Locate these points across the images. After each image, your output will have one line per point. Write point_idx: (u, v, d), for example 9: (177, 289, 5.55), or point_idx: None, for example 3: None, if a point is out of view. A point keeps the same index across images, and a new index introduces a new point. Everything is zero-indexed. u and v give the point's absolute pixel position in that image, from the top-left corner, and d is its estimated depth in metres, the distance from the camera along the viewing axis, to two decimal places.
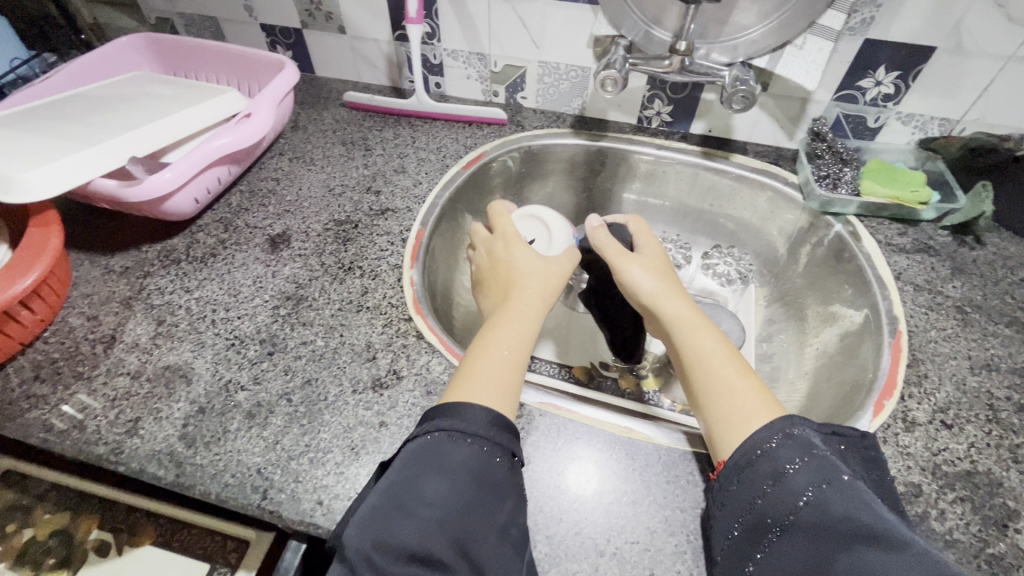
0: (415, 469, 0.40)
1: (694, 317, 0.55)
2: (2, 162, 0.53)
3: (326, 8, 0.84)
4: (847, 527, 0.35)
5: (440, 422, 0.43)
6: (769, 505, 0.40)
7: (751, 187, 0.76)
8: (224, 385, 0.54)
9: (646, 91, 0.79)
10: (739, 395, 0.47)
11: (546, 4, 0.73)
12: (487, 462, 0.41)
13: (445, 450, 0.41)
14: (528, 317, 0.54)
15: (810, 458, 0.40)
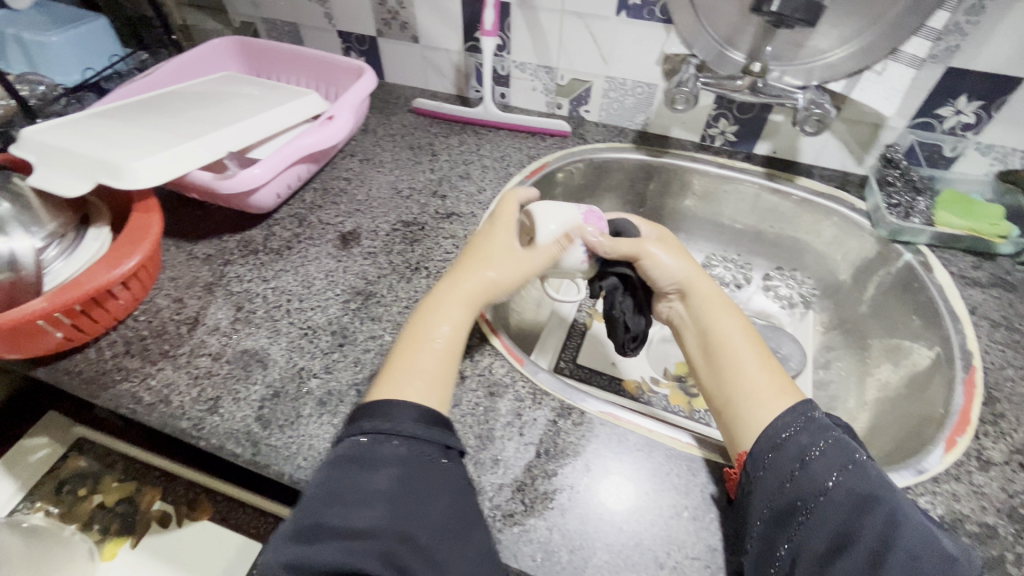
0: (340, 477, 0.40)
1: (717, 302, 0.57)
2: (116, 150, 0.58)
3: (402, 18, 0.87)
4: (869, 503, 0.39)
5: (364, 426, 0.43)
6: (795, 488, 0.42)
7: (816, 210, 0.75)
8: (298, 371, 0.57)
9: (711, 110, 0.79)
10: (758, 381, 0.49)
11: (619, 21, 0.74)
12: (417, 461, 0.41)
13: (373, 451, 0.41)
14: (471, 304, 0.51)
15: (828, 441, 0.43)
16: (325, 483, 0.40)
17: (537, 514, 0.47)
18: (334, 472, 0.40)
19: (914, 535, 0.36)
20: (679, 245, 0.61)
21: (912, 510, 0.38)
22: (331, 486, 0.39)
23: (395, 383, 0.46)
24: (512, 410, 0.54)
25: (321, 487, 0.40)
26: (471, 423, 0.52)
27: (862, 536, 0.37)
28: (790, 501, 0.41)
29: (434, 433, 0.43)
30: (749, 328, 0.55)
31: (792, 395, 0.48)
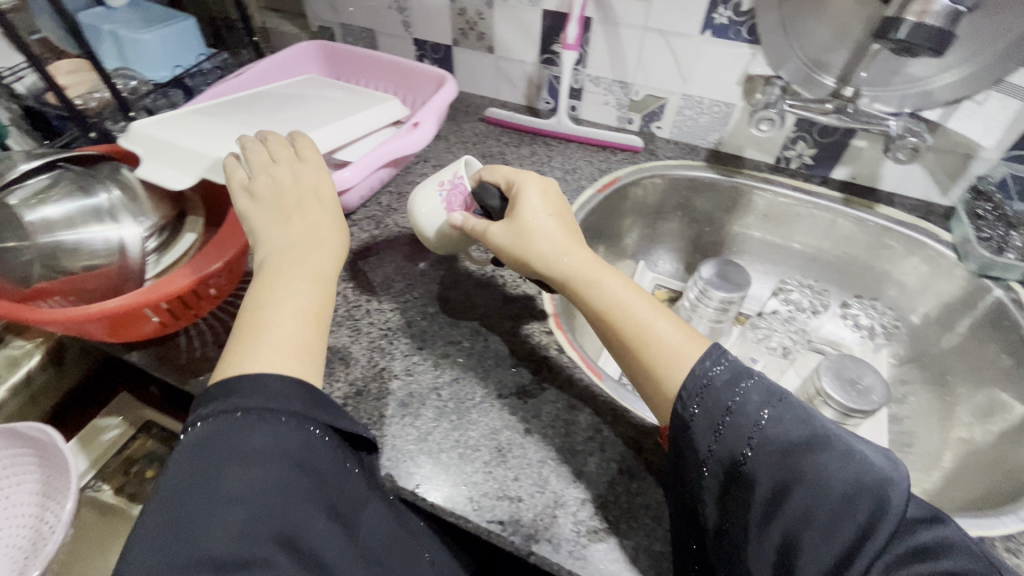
0: (199, 465, 0.35)
1: (596, 269, 0.50)
2: (219, 147, 0.60)
3: (480, 28, 0.89)
4: (795, 449, 0.36)
5: (220, 407, 0.38)
6: (726, 432, 0.38)
7: (897, 239, 0.73)
8: (379, 371, 0.58)
9: (790, 133, 0.78)
10: (667, 343, 0.44)
11: (702, 40, 0.74)
12: (297, 438, 0.38)
13: (240, 432, 0.36)
14: (299, 271, 0.46)
15: (745, 384, 0.40)
16: (182, 474, 0.35)
17: (621, 532, 0.46)
18: (191, 460, 0.36)
19: (843, 470, 0.35)
20: (556, 200, 0.55)
21: (837, 442, 0.36)
22: (190, 476, 0.35)
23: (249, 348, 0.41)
24: (593, 424, 0.53)
25: (177, 477, 0.35)
26: (553, 435, 0.52)
27: (798, 486, 0.35)
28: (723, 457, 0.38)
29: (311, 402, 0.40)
30: (627, 281, 0.50)
31: (700, 343, 0.44)
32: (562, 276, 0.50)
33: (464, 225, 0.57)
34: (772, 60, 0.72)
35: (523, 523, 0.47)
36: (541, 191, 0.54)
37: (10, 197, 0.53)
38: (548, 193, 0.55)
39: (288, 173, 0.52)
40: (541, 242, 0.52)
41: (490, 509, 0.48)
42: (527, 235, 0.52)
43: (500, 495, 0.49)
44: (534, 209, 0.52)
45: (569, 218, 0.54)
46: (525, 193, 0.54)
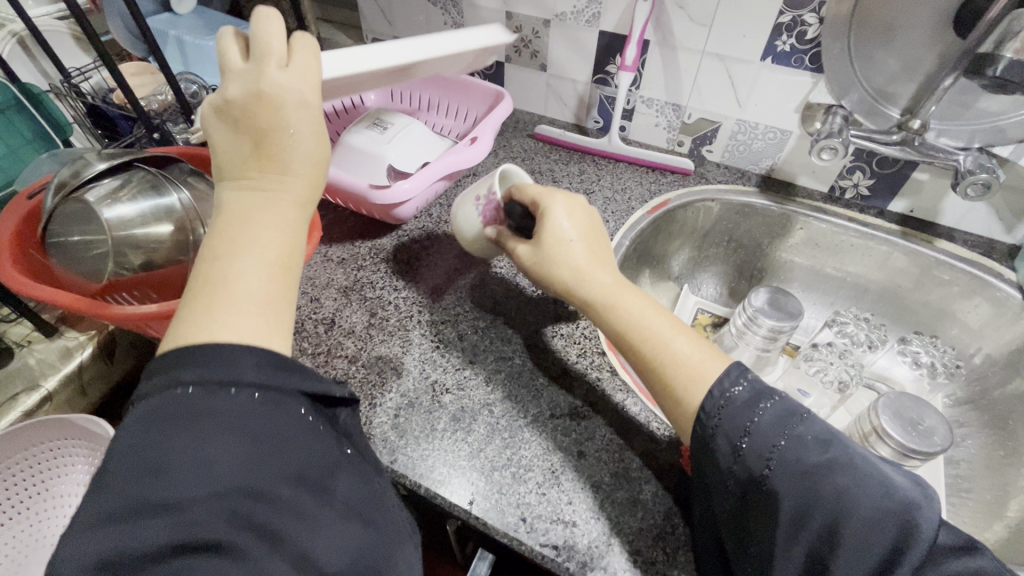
0: (159, 437, 0.30)
1: (624, 289, 0.50)
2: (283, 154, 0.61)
3: (534, 47, 0.90)
4: (817, 469, 0.35)
5: (189, 375, 0.32)
6: (748, 446, 0.38)
7: (957, 275, 0.71)
8: (431, 385, 0.57)
9: (847, 163, 0.77)
10: (690, 364, 0.43)
11: (762, 66, 0.74)
12: (273, 411, 0.33)
13: (208, 405, 0.31)
14: (273, 216, 0.39)
15: (759, 399, 0.40)
16: (139, 446, 0.29)
17: (678, 565, 0.45)
18: (137, 435, 0.30)
19: (867, 492, 0.34)
20: (586, 215, 0.54)
21: (862, 465, 0.36)
22: (147, 449, 0.29)
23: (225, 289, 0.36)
24: (649, 451, 0.52)
25: (129, 448, 0.30)
26: (606, 460, 0.51)
27: (820, 507, 0.34)
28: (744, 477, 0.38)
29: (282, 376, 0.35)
30: (650, 299, 0.49)
31: (722, 362, 0.44)
32: (586, 296, 0.50)
33: (497, 238, 0.58)
34: (834, 89, 0.71)
35: (577, 550, 0.46)
36: (572, 204, 0.54)
37: (88, 193, 0.54)
38: (578, 209, 0.54)
39: (265, 82, 0.39)
40: (568, 259, 0.51)
41: (544, 533, 0.47)
42: (553, 252, 0.52)
43: (554, 518, 0.48)
44: (564, 225, 0.52)
45: (600, 238, 0.54)
46: (555, 207, 0.53)
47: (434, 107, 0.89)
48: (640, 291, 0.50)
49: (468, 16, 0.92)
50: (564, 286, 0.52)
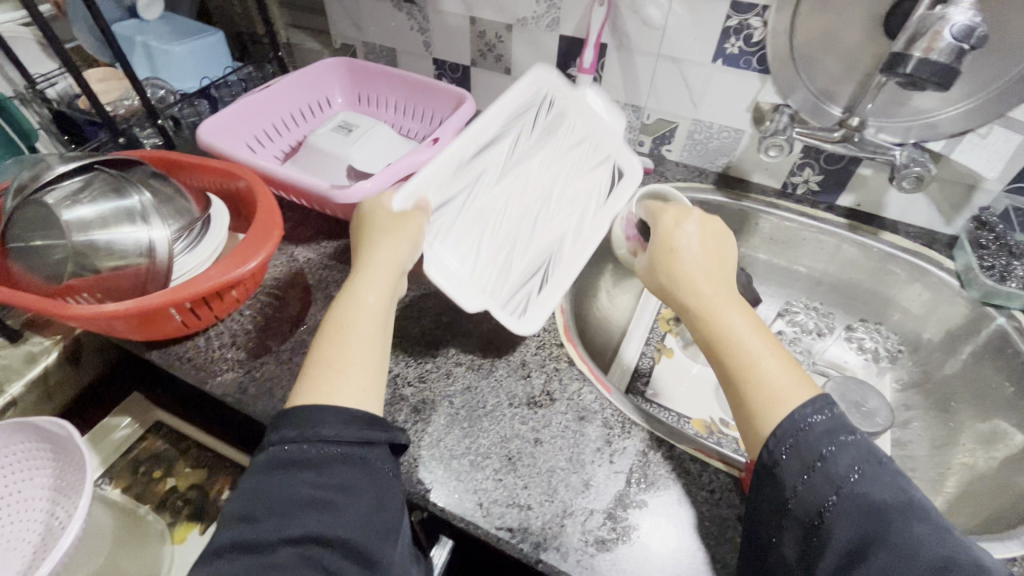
0: (261, 483, 0.39)
1: (733, 300, 0.52)
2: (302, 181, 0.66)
3: (498, 51, 0.92)
4: (885, 509, 0.37)
5: (283, 434, 0.41)
6: (807, 485, 0.40)
7: (901, 264, 0.75)
8: (393, 378, 0.59)
9: (797, 160, 0.80)
10: (773, 384, 0.45)
11: (714, 68, 0.77)
12: (343, 463, 0.40)
13: (296, 460, 0.40)
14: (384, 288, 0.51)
15: (840, 442, 0.41)
16: (249, 490, 0.39)
17: (628, 542, 0.47)
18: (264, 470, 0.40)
19: (933, 542, 0.35)
20: (711, 235, 0.57)
21: (937, 520, 0.37)
22: (253, 493, 0.38)
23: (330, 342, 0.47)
24: (602, 436, 0.54)
25: (241, 493, 0.39)
26: (561, 446, 0.53)
27: (881, 545, 0.36)
28: (799, 506, 0.40)
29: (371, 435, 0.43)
30: (757, 323, 0.50)
31: (810, 391, 0.44)
32: (688, 301, 0.53)
33: None
34: (780, 88, 0.74)
35: (531, 531, 0.48)
36: (700, 226, 0.58)
37: (48, 196, 0.55)
38: (707, 229, 0.58)
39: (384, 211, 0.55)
40: (677, 264, 0.55)
41: (499, 516, 0.48)
42: (664, 260, 0.56)
43: (509, 502, 0.49)
44: (683, 238, 0.57)
45: (727, 256, 0.57)
46: (676, 224, 0.58)
47: (401, 110, 0.90)
48: (752, 314, 0.51)
49: (434, 21, 0.94)
50: (667, 293, 0.55)
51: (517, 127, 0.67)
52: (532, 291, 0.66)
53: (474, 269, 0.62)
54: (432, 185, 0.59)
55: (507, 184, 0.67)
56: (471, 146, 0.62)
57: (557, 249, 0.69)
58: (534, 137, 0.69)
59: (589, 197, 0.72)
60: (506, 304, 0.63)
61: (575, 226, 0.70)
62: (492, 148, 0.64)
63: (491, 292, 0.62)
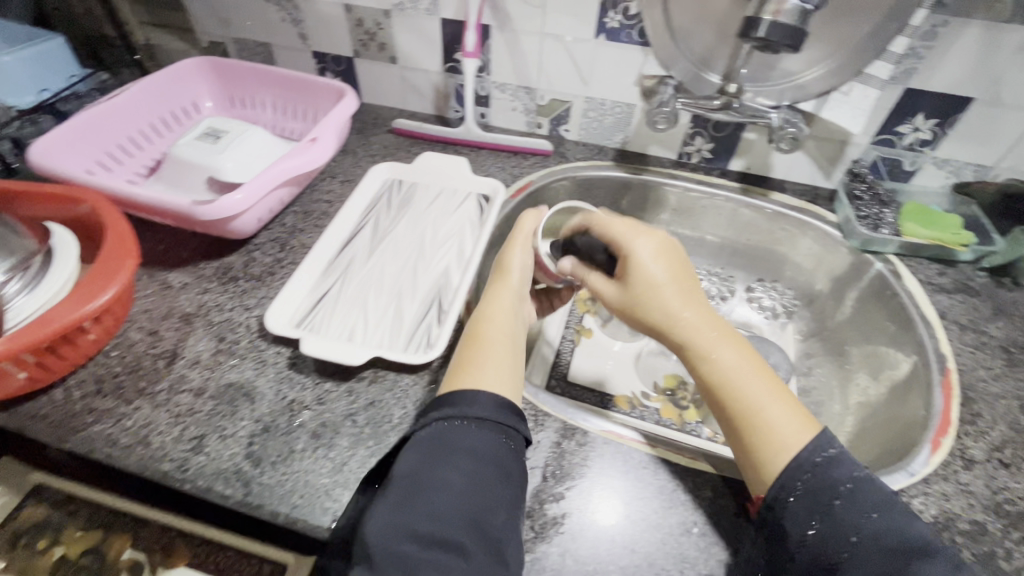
0: (424, 457, 0.43)
1: (714, 333, 0.50)
2: (161, 201, 0.58)
3: (380, 39, 0.87)
4: (901, 551, 0.38)
5: (442, 411, 0.46)
6: (824, 531, 0.41)
7: (791, 223, 0.78)
8: (288, 404, 0.54)
9: (688, 129, 0.81)
10: (779, 431, 0.45)
11: (598, 44, 0.76)
12: (495, 445, 0.44)
13: (453, 437, 0.44)
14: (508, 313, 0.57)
15: (857, 479, 0.42)
16: (411, 465, 0.42)
17: (547, 540, 0.46)
18: (419, 454, 0.43)
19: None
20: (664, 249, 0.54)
21: (938, 553, 0.37)
22: (415, 469, 0.42)
23: (470, 376, 0.49)
24: None
25: (403, 470, 0.42)
26: None
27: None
28: (814, 554, 0.40)
29: (506, 420, 0.47)
30: (751, 357, 0.49)
31: (812, 430, 0.45)
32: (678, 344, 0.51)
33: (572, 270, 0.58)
34: (661, 60, 0.74)
35: None
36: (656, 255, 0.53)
37: None
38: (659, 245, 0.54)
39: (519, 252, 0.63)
40: (656, 306, 0.51)
41: None
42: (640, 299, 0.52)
43: None
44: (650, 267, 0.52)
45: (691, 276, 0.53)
46: (638, 250, 0.53)
47: (280, 110, 0.83)
48: (743, 345, 0.50)
49: (306, 10, 0.87)
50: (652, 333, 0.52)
51: (372, 216, 0.74)
52: (431, 324, 0.61)
53: (362, 335, 0.59)
54: (304, 290, 0.64)
55: (377, 256, 0.69)
56: (333, 247, 0.69)
57: (446, 280, 0.66)
58: (393, 212, 0.75)
59: (463, 225, 0.73)
60: (409, 347, 0.59)
61: (458, 256, 0.69)
62: (357, 239, 0.71)
63: (388, 343, 0.59)
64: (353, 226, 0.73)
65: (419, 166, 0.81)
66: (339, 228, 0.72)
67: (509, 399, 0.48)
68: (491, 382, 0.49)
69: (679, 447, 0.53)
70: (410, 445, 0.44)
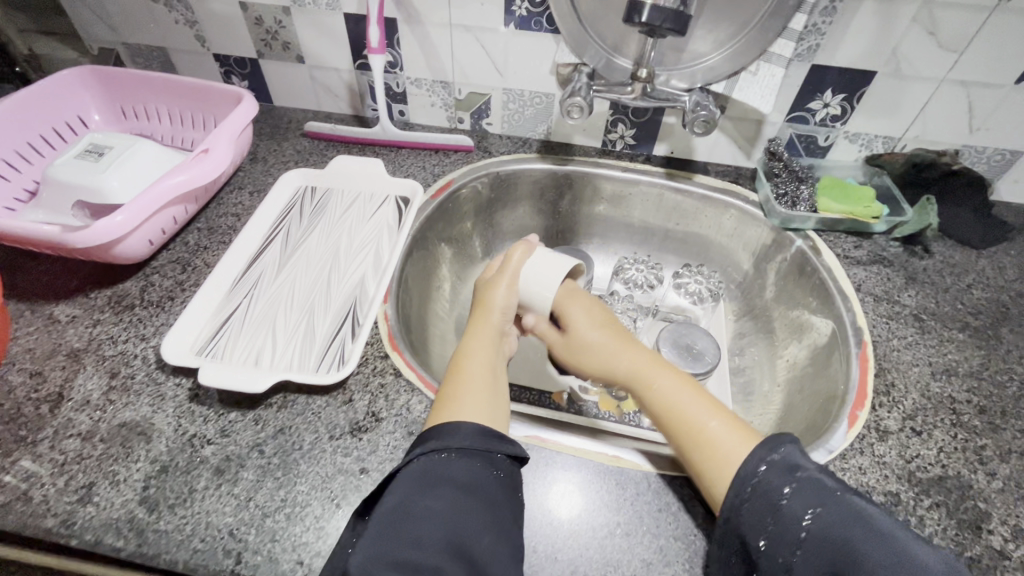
0: (408, 489, 0.40)
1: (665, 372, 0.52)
2: (29, 229, 0.54)
3: (283, 38, 0.82)
4: (848, 544, 0.35)
5: (431, 443, 0.43)
6: (773, 537, 0.39)
7: (715, 205, 0.78)
8: (188, 440, 0.50)
9: (608, 116, 0.80)
10: (720, 446, 0.45)
11: (508, 33, 0.73)
12: (479, 470, 0.42)
13: (436, 466, 0.41)
14: (487, 353, 0.54)
15: (799, 479, 0.40)
16: (395, 497, 0.39)
17: None
18: (404, 486, 0.40)
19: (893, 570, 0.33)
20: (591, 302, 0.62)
21: (888, 542, 0.35)
22: (399, 501, 0.39)
23: (452, 410, 0.47)
24: None
25: (391, 501, 0.39)
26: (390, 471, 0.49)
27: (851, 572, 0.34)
28: (766, 560, 0.38)
29: (494, 445, 0.44)
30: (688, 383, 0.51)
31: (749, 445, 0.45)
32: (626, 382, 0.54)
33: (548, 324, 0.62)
34: (573, 48, 0.72)
35: None
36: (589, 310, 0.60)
37: None
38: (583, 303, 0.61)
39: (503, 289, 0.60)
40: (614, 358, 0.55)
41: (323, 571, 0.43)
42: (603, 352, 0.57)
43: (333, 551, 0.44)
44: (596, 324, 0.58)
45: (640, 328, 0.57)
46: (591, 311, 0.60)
47: (177, 120, 0.77)
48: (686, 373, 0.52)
49: (199, 10, 0.81)
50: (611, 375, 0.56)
51: (282, 228, 0.70)
52: (344, 339, 0.58)
53: (270, 357, 0.56)
54: (206, 314, 0.60)
55: (287, 272, 0.65)
56: (238, 266, 0.65)
57: (362, 291, 0.64)
58: (305, 222, 0.71)
59: (381, 232, 0.70)
60: (320, 366, 0.56)
61: (375, 265, 0.66)
62: (265, 254, 0.67)
63: (298, 364, 0.56)
64: (261, 240, 0.68)
65: (334, 171, 0.78)
66: (245, 245, 0.67)
67: (491, 427, 0.46)
68: (470, 416, 0.46)
69: (605, 446, 0.52)
70: (400, 475, 0.42)
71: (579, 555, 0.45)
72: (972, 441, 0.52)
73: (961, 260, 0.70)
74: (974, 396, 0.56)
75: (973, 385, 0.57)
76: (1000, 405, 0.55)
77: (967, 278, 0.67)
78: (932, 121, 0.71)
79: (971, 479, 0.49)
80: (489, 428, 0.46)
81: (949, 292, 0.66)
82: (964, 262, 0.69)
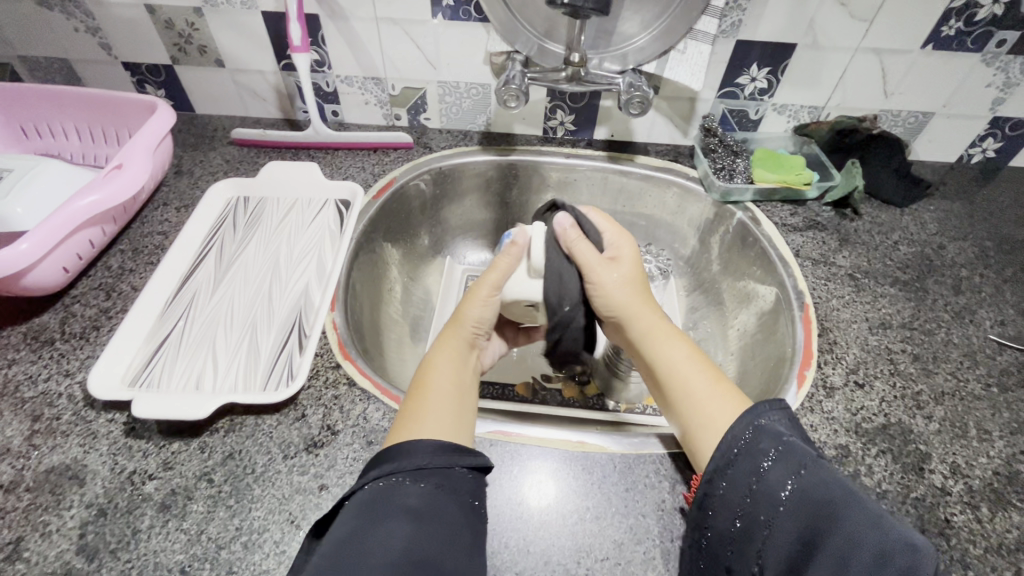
0: (359, 518, 0.38)
1: (663, 329, 0.55)
2: None
3: (198, 41, 0.77)
4: (831, 504, 0.35)
5: (383, 468, 0.42)
6: (755, 498, 0.39)
7: (658, 184, 0.79)
8: (127, 478, 0.47)
9: (546, 103, 0.79)
10: (712, 411, 0.47)
11: (438, 25, 0.71)
12: (435, 494, 0.40)
13: (391, 493, 0.40)
14: (455, 361, 0.54)
15: (783, 447, 0.40)
16: (342, 531, 0.37)
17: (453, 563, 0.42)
18: (355, 515, 0.38)
19: (873, 531, 0.33)
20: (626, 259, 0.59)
21: (866, 503, 0.35)
22: (349, 532, 0.37)
23: (415, 429, 0.46)
24: None
25: (337, 532, 0.37)
26: (351, 484, 0.47)
27: (832, 533, 0.34)
28: (749, 523, 0.39)
29: (452, 460, 0.43)
30: (698, 354, 0.53)
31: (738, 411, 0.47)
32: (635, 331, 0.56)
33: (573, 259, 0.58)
34: (504, 36, 0.72)
35: None
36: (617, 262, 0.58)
37: None
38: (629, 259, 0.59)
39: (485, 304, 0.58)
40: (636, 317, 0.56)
41: None
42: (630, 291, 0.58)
43: None
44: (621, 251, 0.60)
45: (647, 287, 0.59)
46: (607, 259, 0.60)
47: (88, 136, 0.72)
48: (691, 345, 0.54)
49: (100, 15, 0.75)
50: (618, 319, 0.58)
51: (214, 243, 0.66)
52: (291, 354, 0.56)
53: (212, 382, 0.53)
54: (137, 344, 0.56)
55: (222, 290, 0.62)
56: (165, 291, 0.60)
57: (305, 301, 0.61)
58: (238, 235, 0.68)
59: (321, 239, 0.68)
60: (268, 384, 0.53)
61: (316, 274, 0.64)
62: (197, 273, 0.63)
63: (243, 386, 0.53)
64: (188, 259, 0.64)
65: (267, 177, 0.74)
66: (174, 266, 0.63)
67: (450, 441, 0.45)
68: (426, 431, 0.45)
69: (569, 432, 0.52)
70: (347, 505, 0.40)
71: (556, 550, 0.44)
72: (909, 389, 0.55)
73: (887, 219, 0.74)
74: (908, 345, 0.59)
75: (906, 336, 0.60)
76: (931, 351, 0.59)
77: (893, 235, 0.71)
78: (851, 89, 0.74)
79: (910, 423, 0.52)
80: (448, 441, 0.44)
81: (879, 250, 0.69)
82: (890, 220, 0.73)
